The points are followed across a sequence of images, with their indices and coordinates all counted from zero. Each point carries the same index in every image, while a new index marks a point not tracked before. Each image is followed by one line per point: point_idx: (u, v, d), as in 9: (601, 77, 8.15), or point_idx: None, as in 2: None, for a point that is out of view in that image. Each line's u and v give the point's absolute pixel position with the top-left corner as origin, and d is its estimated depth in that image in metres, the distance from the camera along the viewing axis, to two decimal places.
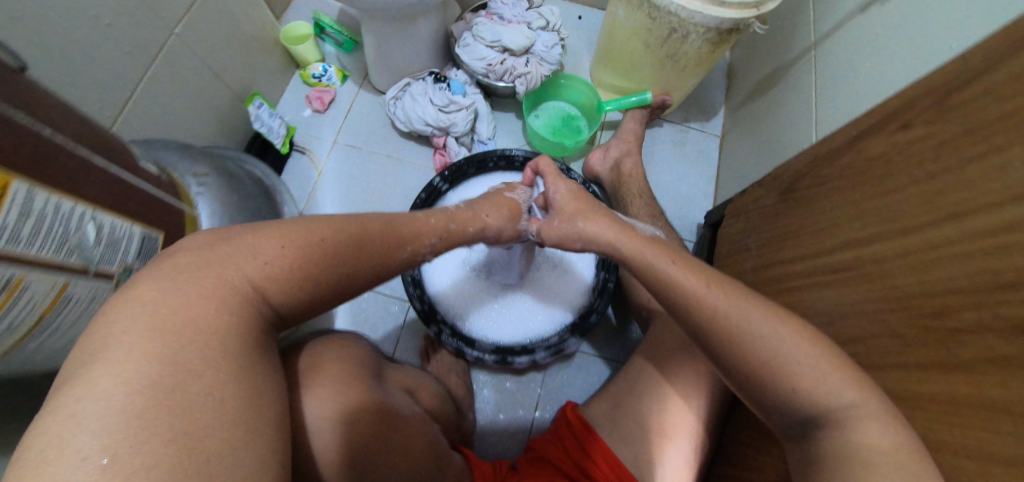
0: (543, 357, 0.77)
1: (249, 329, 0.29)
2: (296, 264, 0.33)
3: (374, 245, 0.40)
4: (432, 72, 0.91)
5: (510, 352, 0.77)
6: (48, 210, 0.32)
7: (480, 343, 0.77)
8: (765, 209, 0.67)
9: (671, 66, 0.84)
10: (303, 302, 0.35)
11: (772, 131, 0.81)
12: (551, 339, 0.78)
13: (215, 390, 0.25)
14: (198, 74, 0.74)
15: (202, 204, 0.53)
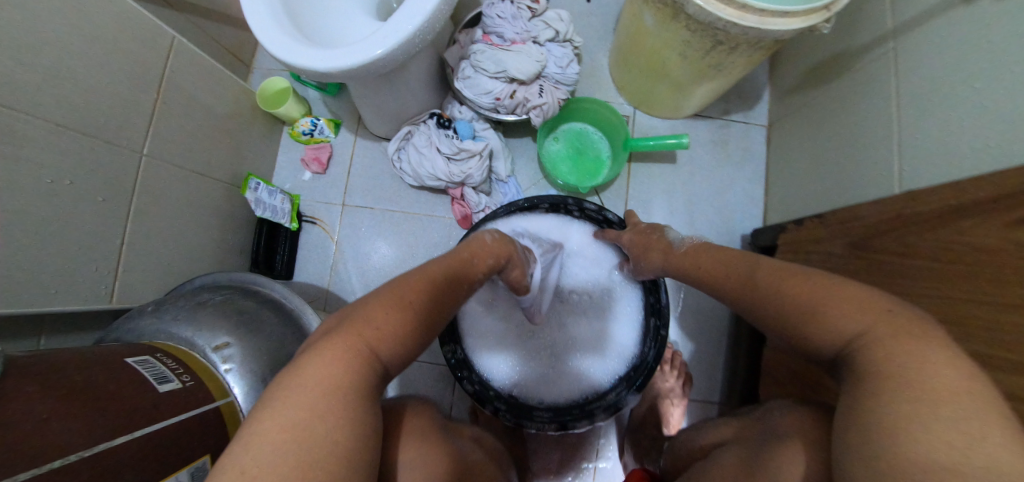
0: (604, 418, 0.68)
1: (360, 383, 0.33)
2: (391, 317, 0.37)
3: (451, 284, 0.45)
4: (434, 113, 0.82)
5: (569, 417, 0.68)
6: None
7: (537, 410, 0.70)
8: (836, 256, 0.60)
9: (712, 73, 0.71)
10: (404, 351, 0.38)
11: (837, 135, 0.70)
12: (609, 397, 0.70)
13: (325, 424, 0.29)
14: (185, 182, 0.67)
15: (236, 388, 0.49)
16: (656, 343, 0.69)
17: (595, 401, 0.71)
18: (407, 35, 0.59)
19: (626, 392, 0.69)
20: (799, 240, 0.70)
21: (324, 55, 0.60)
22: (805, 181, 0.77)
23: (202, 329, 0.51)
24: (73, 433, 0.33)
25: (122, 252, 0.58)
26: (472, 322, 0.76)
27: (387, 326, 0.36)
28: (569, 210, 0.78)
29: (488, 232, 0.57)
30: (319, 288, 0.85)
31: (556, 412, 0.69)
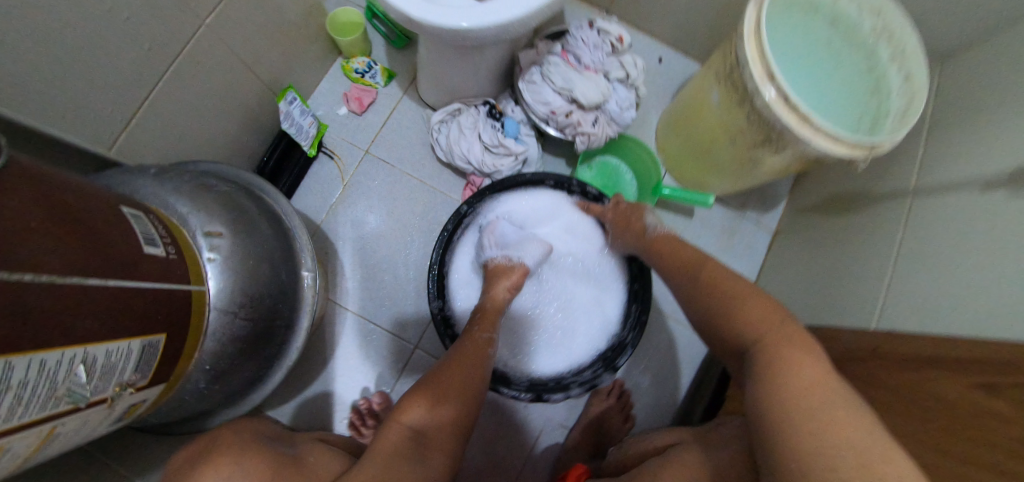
0: (578, 393, 0.73)
1: (397, 455, 0.44)
2: (414, 403, 0.49)
3: (464, 360, 0.55)
4: (489, 101, 0.84)
5: (546, 388, 0.72)
6: (34, 374, 0.28)
7: (514, 378, 0.73)
8: None
9: (750, 168, 0.76)
10: (432, 420, 0.48)
11: (837, 260, 0.76)
12: (585, 374, 0.74)
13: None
14: (227, 66, 0.65)
15: (213, 279, 0.47)
16: (633, 326, 0.74)
17: (572, 376, 0.75)
18: (510, 14, 0.57)
19: (603, 372, 0.73)
20: None
21: (427, 5, 0.58)
22: (792, 292, 0.82)
23: (198, 210, 0.49)
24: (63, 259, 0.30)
25: (142, 107, 0.55)
26: (455, 279, 0.77)
27: (419, 406, 0.49)
28: (572, 189, 0.80)
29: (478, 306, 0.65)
30: (311, 221, 0.83)
31: (533, 384, 0.73)
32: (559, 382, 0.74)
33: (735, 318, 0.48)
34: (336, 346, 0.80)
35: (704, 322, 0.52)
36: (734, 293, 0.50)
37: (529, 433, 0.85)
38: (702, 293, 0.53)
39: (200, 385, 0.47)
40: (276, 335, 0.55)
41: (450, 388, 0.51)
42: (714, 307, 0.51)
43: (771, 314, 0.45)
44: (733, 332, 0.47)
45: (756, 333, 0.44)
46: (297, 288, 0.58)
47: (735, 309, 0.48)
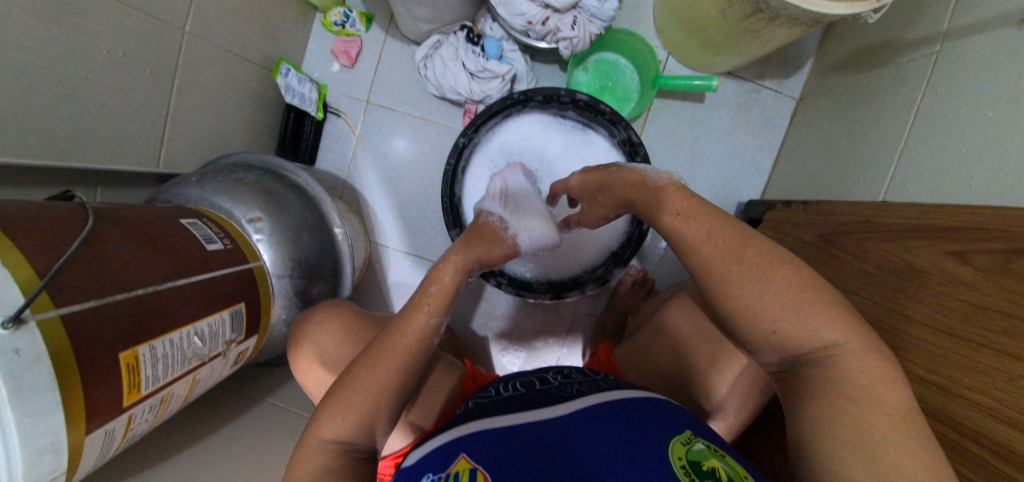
0: (592, 289, 0.81)
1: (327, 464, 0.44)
2: (334, 407, 0.46)
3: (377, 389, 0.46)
4: (465, 26, 0.81)
5: (563, 289, 0.81)
6: (167, 348, 0.44)
7: (535, 283, 0.82)
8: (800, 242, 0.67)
9: (749, 39, 0.69)
10: (353, 421, 0.45)
11: (855, 124, 0.70)
12: (598, 271, 0.80)
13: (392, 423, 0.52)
14: (221, 60, 0.72)
15: (266, 255, 0.61)
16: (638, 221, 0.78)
17: (586, 275, 0.82)
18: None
19: (614, 267, 0.79)
20: (780, 220, 0.75)
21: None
22: (806, 166, 0.79)
23: (239, 202, 0.61)
24: (151, 277, 0.44)
25: (167, 118, 0.66)
26: (470, 203, 0.81)
27: (342, 411, 0.45)
28: (562, 100, 0.77)
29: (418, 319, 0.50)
30: (338, 177, 0.93)
31: (552, 287, 0.81)
32: (575, 282, 0.81)
33: (787, 299, 0.37)
34: (386, 277, 0.95)
35: (728, 297, 0.39)
36: (776, 271, 0.38)
37: (565, 325, 0.96)
38: (720, 270, 0.40)
39: (286, 323, 0.64)
40: (328, 281, 0.69)
41: (365, 394, 0.46)
42: (746, 278, 0.38)
43: (795, 283, 0.37)
44: (769, 331, 0.37)
45: (832, 334, 0.36)
46: (333, 245, 0.71)
47: (787, 291, 0.37)
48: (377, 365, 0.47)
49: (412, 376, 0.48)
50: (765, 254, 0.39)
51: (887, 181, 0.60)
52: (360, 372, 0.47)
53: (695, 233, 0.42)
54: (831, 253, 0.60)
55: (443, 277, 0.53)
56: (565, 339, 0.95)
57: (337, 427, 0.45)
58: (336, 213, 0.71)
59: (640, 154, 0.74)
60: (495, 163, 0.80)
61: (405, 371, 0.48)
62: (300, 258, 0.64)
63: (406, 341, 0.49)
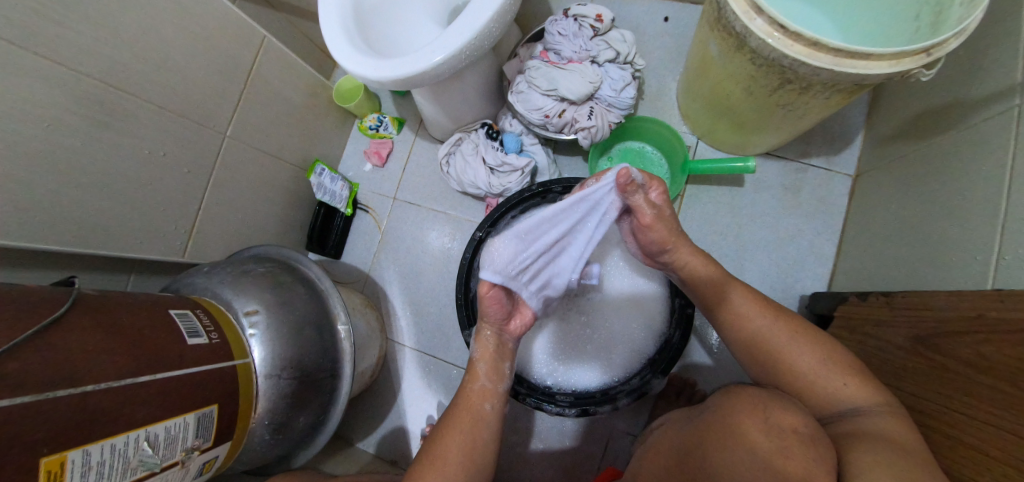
0: (627, 403, 0.67)
1: None
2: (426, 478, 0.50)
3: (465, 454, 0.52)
4: (485, 123, 0.84)
5: (592, 402, 0.68)
6: (105, 455, 0.38)
7: (559, 395, 0.70)
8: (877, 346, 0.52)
9: (783, 113, 0.64)
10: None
11: (929, 195, 0.60)
12: (633, 381, 0.68)
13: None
14: (259, 160, 0.77)
15: (256, 352, 0.56)
16: (679, 323, 0.67)
17: (618, 385, 0.69)
18: (455, 50, 0.61)
19: (653, 376, 0.66)
20: (856, 315, 0.59)
21: (375, 65, 0.64)
22: (878, 249, 0.67)
23: (241, 294, 0.58)
24: (108, 370, 0.40)
25: (198, 213, 0.69)
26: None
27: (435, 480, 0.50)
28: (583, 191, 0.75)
29: (477, 382, 0.56)
30: (361, 271, 0.92)
31: (578, 399, 0.69)
32: (607, 393, 0.69)
33: (829, 365, 0.44)
34: (399, 380, 0.86)
35: (786, 361, 0.46)
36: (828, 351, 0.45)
37: (602, 447, 0.78)
38: (771, 342, 0.47)
39: (265, 435, 0.56)
40: (323, 384, 0.61)
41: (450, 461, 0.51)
42: (801, 344, 0.46)
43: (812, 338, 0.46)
44: (838, 385, 0.43)
45: (866, 399, 0.42)
46: (335, 342, 0.65)
47: (832, 362, 0.44)
48: (446, 440, 0.53)
49: (482, 455, 0.53)
50: (815, 334, 0.46)
51: (994, 261, 0.47)
52: (435, 450, 0.53)
53: (753, 309, 0.49)
54: (937, 362, 0.43)
55: (481, 372, 0.56)
56: (603, 466, 0.78)
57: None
58: (341, 307, 0.66)
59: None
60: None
61: (472, 446, 0.52)
62: (296, 359, 0.58)
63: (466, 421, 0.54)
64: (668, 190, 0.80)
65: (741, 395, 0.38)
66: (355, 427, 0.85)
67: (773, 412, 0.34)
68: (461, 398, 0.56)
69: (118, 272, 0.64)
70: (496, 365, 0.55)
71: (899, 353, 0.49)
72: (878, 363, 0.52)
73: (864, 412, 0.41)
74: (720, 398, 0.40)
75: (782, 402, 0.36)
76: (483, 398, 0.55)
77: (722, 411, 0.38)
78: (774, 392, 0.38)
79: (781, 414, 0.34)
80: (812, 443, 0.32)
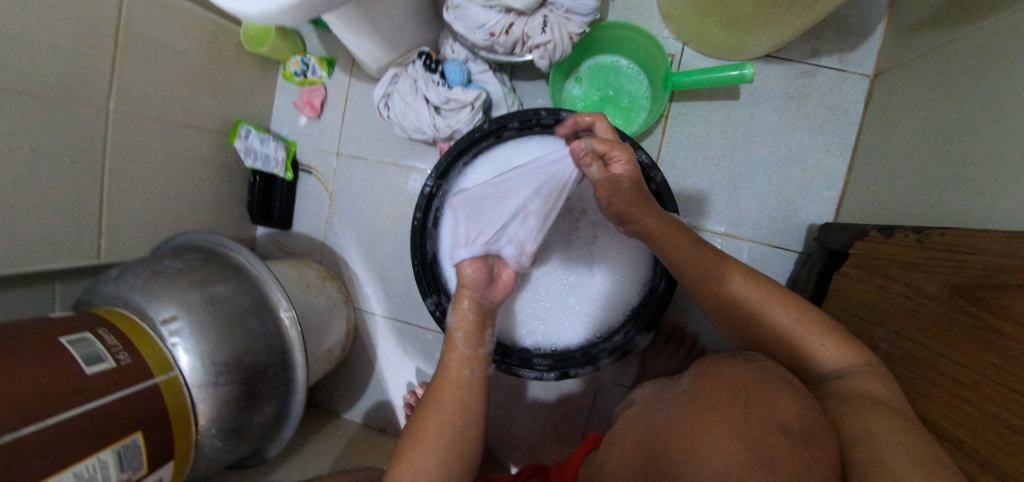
0: (610, 362, 0.62)
1: None
2: (427, 448, 0.46)
3: (455, 422, 0.48)
4: (422, 51, 0.69)
5: (571, 363, 0.63)
6: None
7: (537, 357, 0.65)
8: (896, 291, 0.45)
9: (790, 0, 0.49)
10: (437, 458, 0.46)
11: (973, 97, 0.47)
12: (614, 339, 0.62)
13: (455, 467, 0.46)
14: (165, 133, 0.65)
15: (182, 360, 0.50)
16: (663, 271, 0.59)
17: (600, 342, 0.64)
18: None
19: (636, 333, 0.60)
20: (874, 255, 0.50)
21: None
22: (898, 170, 0.56)
23: (153, 299, 0.51)
24: None
25: (104, 209, 0.59)
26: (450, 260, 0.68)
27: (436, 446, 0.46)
28: (544, 123, 0.62)
29: (451, 347, 0.52)
30: (316, 240, 0.84)
31: (557, 360, 0.64)
32: (587, 351, 0.64)
33: (811, 327, 0.42)
34: (375, 349, 0.83)
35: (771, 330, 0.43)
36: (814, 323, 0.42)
37: (589, 397, 0.77)
38: (752, 311, 0.44)
39: (218, 442, 0.53)
40: (274, 378, 0.57)
41: (452, 423, 0.48)
42: (807, 328, 0.42)
43: (810, 315, 0.42)
44: (815, 347, 0.41)
45: (842, 361, 0.40)
46: (281, 330, 0.59)
47: (808, 321, 0.42)
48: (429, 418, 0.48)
49: (467, 424, 0.48)
50: (784, 294, 0.44)
51: None
52: (418, 423, 0.49)
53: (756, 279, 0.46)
54: (981, 319, 0.35)
55: (459, 342, 0.52)
56: (592, 415, 0.76)
57: (413, 477, 0.45)
58: (280, 292, 0.60)
59: (654, 181, 0.58)
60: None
61: (456, 419, 0.48)
62: (237, 359, 0.53)
63: (450, 395, 0.49)
64: (647, 113, 0.68)
65: (712, 381, 0.31)
66: (340, 398, 0.85)
67: (753, 406, 0.28)
68: (437, 369, 0.52)
69: (29, 292, 0.55)
70: (475, 333, 0.52)
71: (930, 306, 0.41)
72: (902, 313, 0.44)
73: (847, 372, 0.39)
74: (689, 383, 0.33)
75: (768, 385, 0.30)
76: (462, 365, 0.51)
77: (690, 413, 0.30)
78: (751, 365, 0.32)
79: (772, 405, 0.28)
80: (803, 444, 0.26)
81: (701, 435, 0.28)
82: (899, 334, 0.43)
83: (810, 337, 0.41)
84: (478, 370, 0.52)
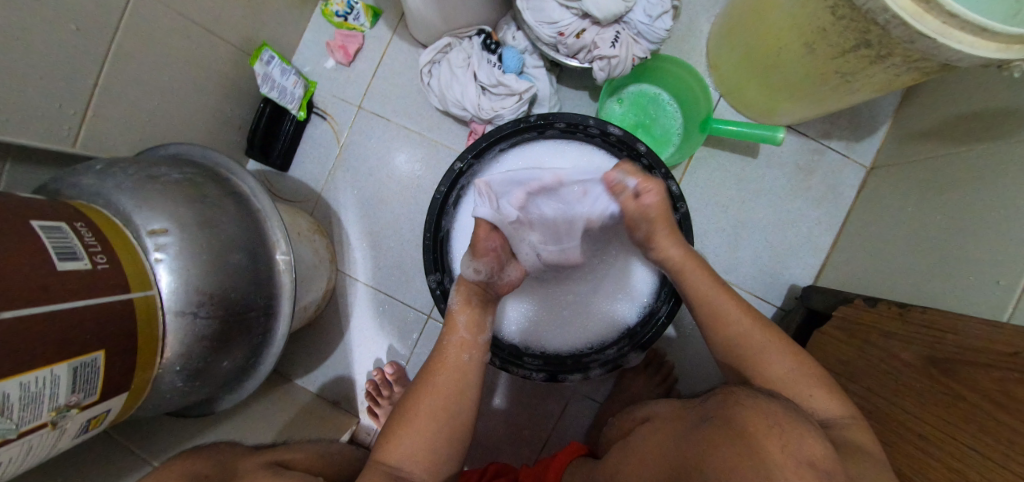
0: (598, 374, 0.63)
1: (437, 463, 0.47)
2: (421, 421, 0.48)
3: (450, 401, 0.49)
4: (483, 31, 0.69)
5: (561, 369, 0.64)
6: None
7: (526, 356, 0.65)
8: (873, 355, 0.51)
9: (836, 84, 0.55)
10: (432, 433, 0.48)
11: (957, 207, 0.55)
12: (607, 352, 0.64)
13: (449, 448, 0.48)
14: (184, 32, 0.59)
15: (164, 281, 0.44)
16: (668, 297, 0.62)
17: (593, 353, 0.65)
18: None
19: (630, 351, 0.62)
20: (855, 321, 0.56)
21: None
22: (879, 254, 0.64)
23: (144, 205, 0.45)
24: None
25: (95, 93, 0.51)
26: (460, 240, 0.66)
27: (429, 420, 0.48)
28: (589, 132, 0.63)
29: (456, 326, 0.54)
30: (312, 190, 0.79)
31: (547, 362, 0.64)
32: (577, 360, 0.64)
33: (803, 376, 0.45)
34: (349, 317, 0.79)
35: (768, 376, 0.46)
36: (801, 363, 0.46)
37: (558, 406, 0.77)
38: (750, 349, 0.48)
39: (177, 381, 0.47)
40: (253, 325, 0.52)
41: (443, 402, 0.49)
42: (802, 376, 0.45)
43: (800, 361, 0.46)
44: (806, 394, 0.44)
45: (835, 412, 0.43)
46: (272, 273, 0.54)
47: (805, 369, 0.46)
48: (422, 393, 0.50)
49: (458, 407, 0.50)
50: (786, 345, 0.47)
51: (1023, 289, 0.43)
52: (414, 396, 0.50)
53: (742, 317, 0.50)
54: (950, 388, 0.40)
55: (461, 326, 0.54)
56: (557, 424, 0.77)
57: (402, 452, 0.47)
58: (281, 233, 0.55)
59: (679, 211, 0.60)
60: None
61: (450, 399, 0.49)
62: (222, 295, 0.48)
63: (445, 373, 0.51)
64: (678, 149, 0.72)
65: (744, 409, 0.31)
66: (297, 361, 0.78)
67: (788, 437, 0.28)
68: (440, 344, 0.54)
69: None
70: (477, 318, 0.54)
71: (904, 370, 0.46)
72: (877, 374, 0.49)
73: (834, 419, 0.42)
74: (718, 407, 0.34)
75: (794, 422, 0.30)
76: (463, 348, 0.53)
77: (724, 433, 0.31)
78: (784, 405, 0.33)
79: (802, 444, 0.28)
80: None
81: (736, 456, 0.28)
82: (873, 392, 0.49)
83: (799, 380, 0.45)
84: (477, 355, 0.53)
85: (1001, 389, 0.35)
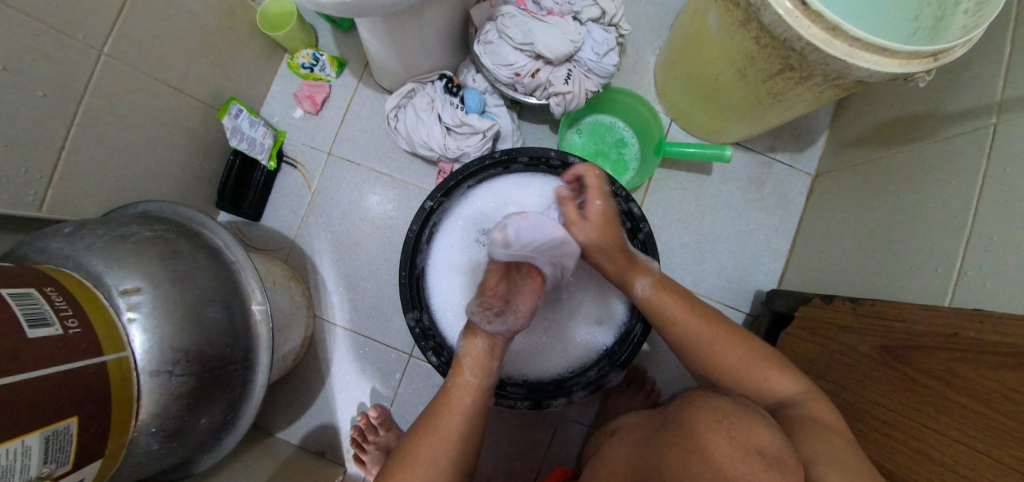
0: (583, 396, 0.64)
1: None
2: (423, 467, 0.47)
3: (451, 445, 0.48)
4: (445, 75, 0.73)
5: (546, 395, 0.64)
6: None
7: (510, 386, 0.65)
8: (835, 350, 0.54)
9: (770, 103, 0.61)
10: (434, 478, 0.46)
11: (891, 205, 0.61)
12: (590, 373, 0.65)
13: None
14: (152, 92, 0.60)
15: (136, 341, 0.43)
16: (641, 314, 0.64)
17: (576, 375, 0.65)
18: None
19: (611, 370, 0.63)
20: (817, 319, 0.59)
21: None
22: (831, 254, 0.69)
23: (115, 265, 0.45)
24: None
25: (62, 156, 0.51)
26: (437, 275, 0.67)
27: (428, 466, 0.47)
28: (551, 163, 0.67)
29: (461, 369, 0.53)
30: (286, 237, 0.79)
31: (531, 390, 0.64)
32: (562, 384, 0.65)
33: (755, 359, 0.48)
34: (329, 362, 0.77)
35: (734, 379, 0.48)
36: (752, 347, 0.49)
37: (548, 434, 0.77)
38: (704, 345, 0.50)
39: (153, 444, 0.45)
40: (231, 379, 0.50)
41: (445, 447, 0.48)
42: (758, 367, 0.48)
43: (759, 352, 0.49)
44: (761, 378, 0.47)
45: (790, 388, 0.46)
46: (249, 324, 0.53)
47: (757, 357, 0.48)
48: (423, 439, 0.49)
49: (460, 451, 0.48)
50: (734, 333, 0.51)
51: (955, 275, 0.48)
52: (412, 442, 0.49)
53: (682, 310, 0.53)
54: (905, 373, 0.43)
55: (466, 369, 0.53)
56: (549, 452, 0.76)
57: None
58: (257, 283, 0.54)
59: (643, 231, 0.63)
60: (468, 234, 0.68)
61: (452, 443, 0.48)
62: (197, 353, 0.47)
63: (448, 418, 0.50)
64: (637, 173, 0.76)
65: (693, 409, 0.33)
66: (277, 413, 0.76)
67: (737, 429, 0.30)
68: (442, 389, 0.53)
69: None
70: (483, 362, 0.53)
71: (864, 360, 0.49)
72: (840, 367, 0.52)
73: (790, 397, 0.45)
74: (675, 411, 0.35)
75: (748, 417, 0.32)
76: (465, 390, 0.52)
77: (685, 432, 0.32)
78: (737, 401, 0.35)
79: (753, 435, 0.30)
80: (779, 469, 0.28)
81: (698, 453, 0.30)
82: (840, 385, 0.51)
83: (756, 369, 0.48)
84: (479, 397, 0.52)
85: (949, 369, 0.38)
